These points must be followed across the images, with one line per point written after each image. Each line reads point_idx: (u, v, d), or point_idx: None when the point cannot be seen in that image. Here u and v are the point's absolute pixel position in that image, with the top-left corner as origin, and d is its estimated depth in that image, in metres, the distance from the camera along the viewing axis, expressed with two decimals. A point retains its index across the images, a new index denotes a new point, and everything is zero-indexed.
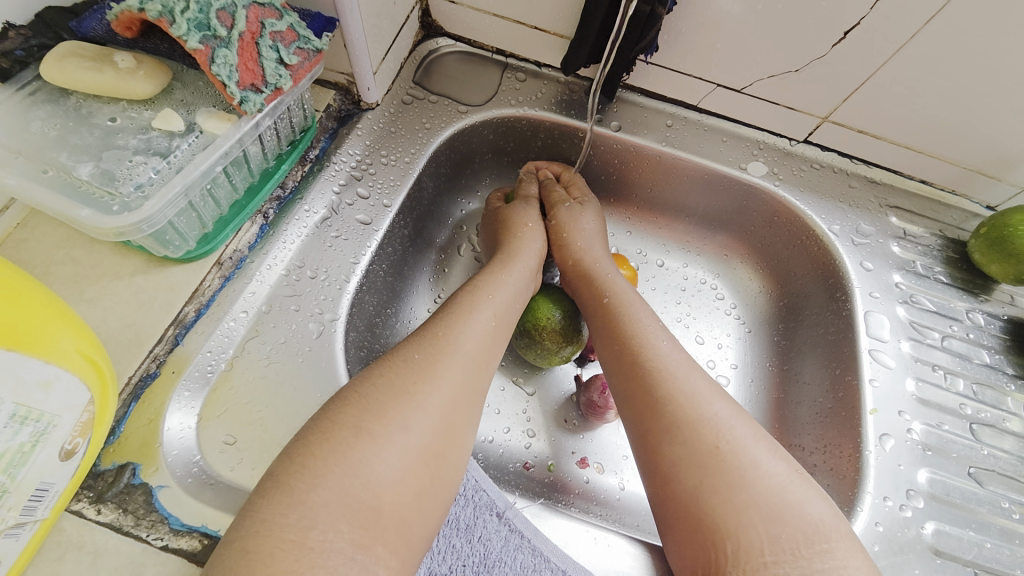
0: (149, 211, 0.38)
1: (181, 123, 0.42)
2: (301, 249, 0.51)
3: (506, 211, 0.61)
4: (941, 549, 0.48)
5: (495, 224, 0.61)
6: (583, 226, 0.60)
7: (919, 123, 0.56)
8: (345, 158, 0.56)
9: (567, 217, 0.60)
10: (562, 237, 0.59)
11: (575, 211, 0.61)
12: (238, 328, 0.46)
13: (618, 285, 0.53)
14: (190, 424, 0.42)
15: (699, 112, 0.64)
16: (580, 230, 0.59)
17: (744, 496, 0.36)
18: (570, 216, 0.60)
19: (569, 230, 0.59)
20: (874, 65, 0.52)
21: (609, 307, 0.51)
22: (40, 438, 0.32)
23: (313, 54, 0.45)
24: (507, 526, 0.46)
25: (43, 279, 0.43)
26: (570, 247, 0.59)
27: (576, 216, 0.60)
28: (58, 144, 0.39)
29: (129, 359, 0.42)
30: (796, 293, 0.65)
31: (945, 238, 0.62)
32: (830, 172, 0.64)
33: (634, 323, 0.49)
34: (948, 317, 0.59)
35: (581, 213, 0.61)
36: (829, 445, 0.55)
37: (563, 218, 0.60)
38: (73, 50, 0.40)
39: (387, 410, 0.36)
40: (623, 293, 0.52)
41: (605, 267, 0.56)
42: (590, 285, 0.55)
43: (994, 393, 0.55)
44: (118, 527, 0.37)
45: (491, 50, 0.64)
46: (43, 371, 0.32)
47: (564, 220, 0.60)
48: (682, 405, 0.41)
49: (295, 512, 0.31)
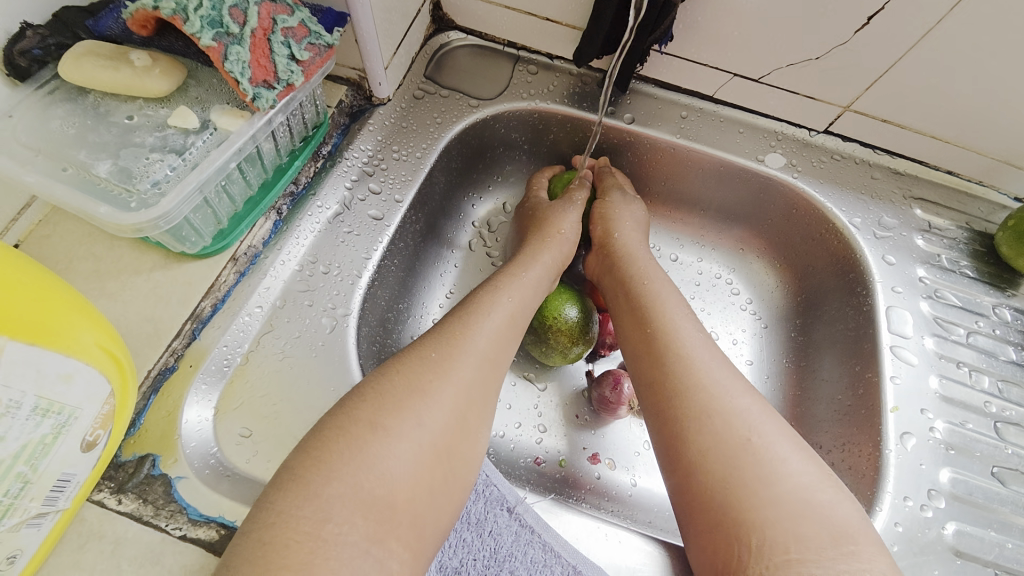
0: (166, 208, 0.38)
1: (196, 120, 0.42)
2: (314, 244, 0.51)
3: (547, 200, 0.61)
4: (962, 550, 0.46)
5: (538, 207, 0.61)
6: (632, 212, 0.60)
7: (945, 112, 0.54)
8: (356, 154, 0.56)
9: (618, 200, 0.60)
10: (609, 216, 0.59)
11: (628, 199, 0.61)
12: (253, 323, 0.46)
13: (646, 272, 0.53)
14: (207, 417, 0.43)
15: (714, 102, 0.63)
16: (629, 210, 0.60)
17: (773, 490, 0.36)
18: (623, 202, 0.60)
19: (616, 213, 0.59)
20: (898, 51, 0.50)
21: (638, 294, 0.51)
22: (61, 430, 0.33)
23: (324, 49, 0.44)
24: (517, 521, 0.46)
25: (65, 275, 0.44)
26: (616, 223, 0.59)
27: (629, 202, 0.61)
28: (77, 142, 0.40)
29: (148, 352, 0.43)
30: (815, 287, 0.64)
31: (971, 231, 0.60)
32: (851, 163, 0.62)
33: (664, 312, 0.48)
34: (973, 312, 0.57)
35: (633, 200, 0.61)
36: (847, 443, 0.54)
37: (615, 201, 0.60)
38: (90, 49, 0.41)
39: (401, 405, 0.36)
40: (656, 283, 0.52)
41: (643, 254, 0.56)
42: (618, 274, 0.55)
43: (1020, 391, 0.53)
44: (138, 517, 0.38)
45: (502, 43, 0.64)
46: (64, 365, 0.33)
47: (616, 203, 0.60)
48: (712, 397, 0.41)
49: (310, 505, 0.31)
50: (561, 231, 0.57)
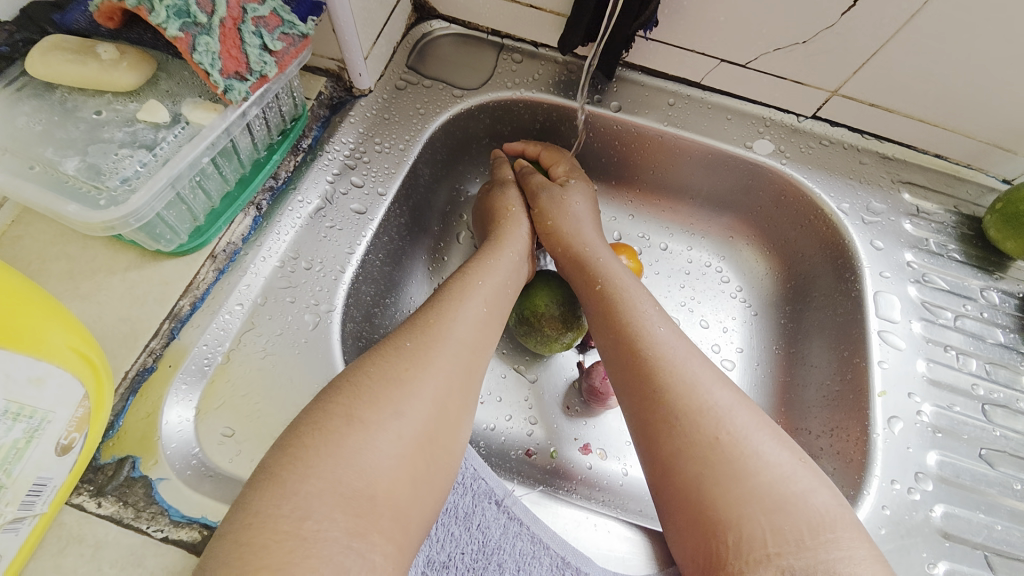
0: (136, 204, 0.37)
1: (166, 114, 0.41)
2: (295, 240, 0.50)
3: (492, 204, 0.59)
4: (950, 532, 0.47)
5: (485, 213, 0.59)
6: (570, 210, 0.57)
7: (933, 95, 0.54)
8: (338, 147, 0.55)
9: (550, 206, 0.57)
10: (547, 225, 0.56)
11: (558, 196, 0.57)
12: (234, 321, 0.46)
13: (611, 271, 0.51)
14: (188, 417, 0.42)
15: (702, 89, 0.62)
16: (566, 214, 0.57)
17: (746, 487, 0.35)
18: (554, 202, 0.57)
19: (556, 216, 0.56)
20: (885, 34, 0.49)
21: (602, 293, 0.50)
22: (34, 435, 0.33)
23: (298, 39, 0.44)
24: (505, 514, 0.46)
25: (39, 276, 0.43)
26: (557, 235, 0.56)
27: (560, 200, 0.57)
28: (44, 139, 0.39)
29: (125, 353, 0.42)
30: (803, 274, 0.64)
31: (959, 214, 0.60)
32: (840, 148, 0.61)
33: (630, 310, 0.47)
34: (961, 296, 0.57)
35: (565, 197, 0.58)
36: (836, 428, 0.54)
37: (545, 205, 0.57)
38: (56, 43, 0.40)
39: (380, 399, 0.36)
40: (618, 278, 0.50)
41: (594, 254, 0.53)
42: (581, 271, 0.53)
43: (1008, 373, 0.53)
44: (119, 520, 0.37)
45: (486, 31, 0.63)
46: (34, 367, 0.32)
47: (548, 205, 0.57)
48: (681, 395, 0.40)
49: (289, 503, 0.31)
50: (511, 206, 0.58)
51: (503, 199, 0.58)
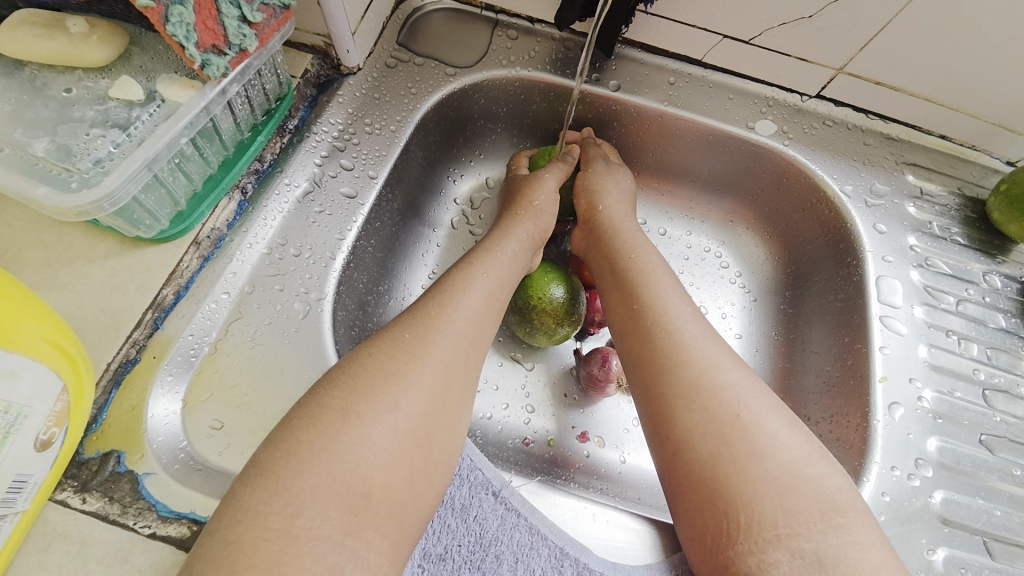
0: (109, 187, 0.35)
1: (141, 91, 0.39)
2: (283, 225, 0.48)
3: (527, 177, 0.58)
4: (949, 518, 0.46)
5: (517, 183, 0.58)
6: (617, 181, 0.58)
7: (941, 73, 0.52)
8: (326, 128, 0.53)
9: (603, 171, 0.58)
10: (590, 183, 0.57)
11: (613, 167, 0.59)
12: (220, 311, 0.44)
13: (638, 244, 0.52)
14: (175, 410, 0.41)
15: (703, 67, 0.60)
16: (617, 184, 0.58)
17: (762, 466, 0.35)
18: (607, 171, 0.59)
19: (602, 181, 0.58)
20: (894, 8, 0.47)
21: (630, 266, 0.49)
22: (11, 430, 0.31)
23: (279, 11, 0.42)
24: (503, 505, 0.45)
25: (13, 265, 0.41)
26: (601, 198, 0.57)
27: (613, 170, 0.59)
28: (11, 119, 0.37)
29: (106, 345, 0.40)
30: (804, 259, 0.62)
31: (963, 196, 0.59)
32: (843, 129, 0.60)
33: (654, 285, 0.47)
34: (963, 280, 0.56)
35: (617, 170, 0.59)
36: (835, 415, 0.53)
37: (597, 168, 0.58)
38: (24, 18, 0.37)
39: (375, 391, 0.35)
40: (650, 255, 0.50)
41: (630, 225, 0.54)
42: (608, 244, 0.53)
43: (1008, 357, 0.53)
44: (104, 516, 0.36)
45: (479, 6, 0.60)
46: (7, 361, 0.31)
47: (600, 171, 0.58)
48: (701, 372, 0.39)
49: (279, 500, 0.30)
50: (536, 203, 0.55)
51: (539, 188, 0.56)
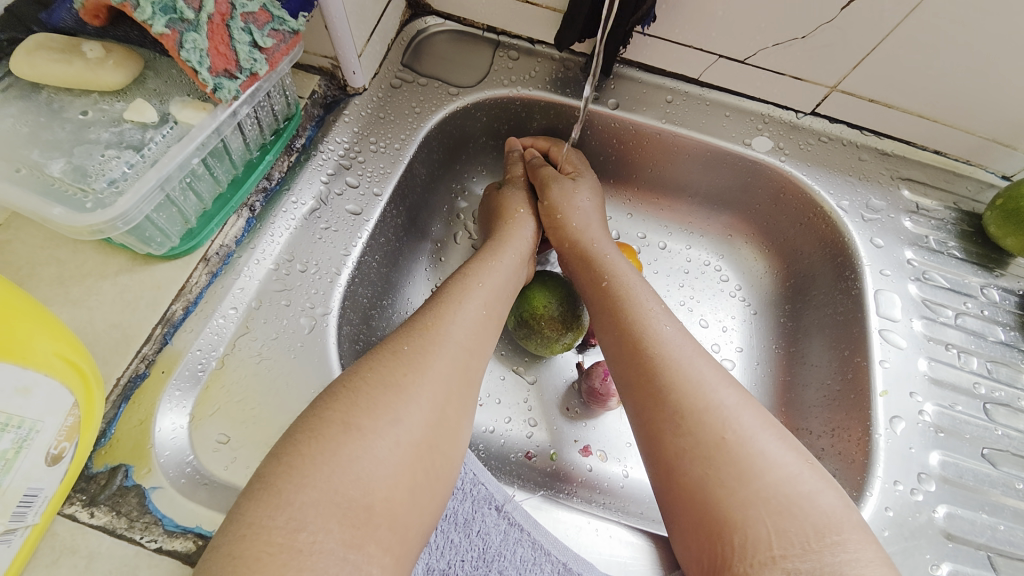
0: (123, 207, 0.36)
1: (154, 114, 0.40)
2: (290, 242, 0.49)
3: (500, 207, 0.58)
4: (953, 533, 0.46)
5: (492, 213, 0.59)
6: (578, 205, 0.57)
7: (933, 90, 0.53)
8: (332, 147, 0.54)
9: (561, 199, 0.57)
10: (555, 217, 0.57)
11: (568, 190, 0.57)
12: (228, 325, 0.45)
13: (615, 266, 0.52)
14: (182, 424, 0.41)
15: (700, 85, 0.61)
16: (575, 209, 0.57)
17: (752, 488, 0.35)
18: (564, 197, 0.57)
19: (563, 210, 0.56)
20: (885, 28, 0.49)
21: (609, 289, 0.50)
22: (23, 444, 0.32)
23: (289, 35, 0.42)
24: (505, 520, 0.45)
25: (28, 281, 0.42)
26: (566, 228, 0.56)
27: (570, 195, 0.57)
28: (30, 141, 0.38)
29: (117, 360, 0.41)
30: (803, 273, 0.63)
31: (959, 211, 0.59)
32: (839, 145, 0.61)
33: (635, 307, 0.47)
34: (961, 293, 0.56)
35: (575, 192, 0.58)
36: (837, 428, 0.54)
37: (555, 198, 0.57)
38: (42, 42, 0.39)
39: (378, 405, 0.35)
40: (623, 274, 0.51)
41: (598, 251, 0.54)
42: (588, 267, 0.53)
43: (1009, 371, 0.53)
44: (112, 530, 0.37)
45: (482, 28, 0.62)
46: (21, 376, 0.31)
47: (558, 200, 0.57)
48: (687, 394, 0.40)
49: (283, 514, 0.30)
50: (519, 210, 0.58)
51: (514, 201, 0.58)
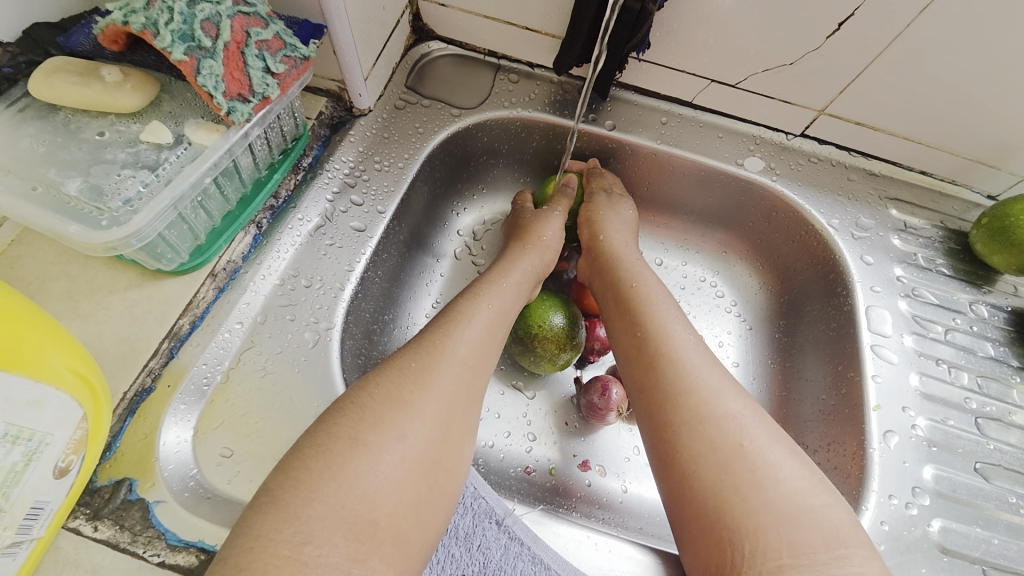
0: (138, 225, 0.37)
1: (169, 135, 0.41)
2: (295, 257, 0.50)
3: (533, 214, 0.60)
4: (948, 547, 0.47)
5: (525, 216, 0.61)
6: (619, 213, 0.60)
7: (916, 114, 0.56)
8: (338, 166, 0.55)
9: (604, 203, 0.60)
10: (593, 216, 0.59)
11: (613, 201, 0.61)
12: (233, 340, 0.45)
13: (642, 273, 0.54)
14: (186, 438, 0.42)
15: (693, 108, 0.63)
16: (616, 214, 0.60)
17: (766, 496, 0.36)
18: (609, 204, 0.60)
19: (603, 214, 0.59)
20: (870, 55, 0.51)
21: (631, 296, 0.51)
22: (32, 457, 0.32)
23: (300, 61, 0.44)
24: (506, 534, 0.46)
25: (37, 296, 0.43)
26: (605, 228, 0.59)
27: (615, 203, 0.61)
28: (47, 160, 0.39)
29: (124, 374, 0.42)
30: (797, 289, 0.64)
31: (946, 229, 0.61)
32: (827, 166, 0.63)
33: (656, 315, 0.48)
34: (950, 310, 0.58)
35: (620, 202, 0.61)
36: (832, 443, 0.54)
37: (601, 202, 0.60)
38: (60, 65, 0.40)
39: (383, 420, 0.36)
40: (647, 282, 0.52)
41: (632, 255, 0.56)
42: (608, 277, 0.55)
43: (998, 386, 0.54)
44: (115, 544, 0.37)
45: (483, 52, 0.64)
46: (33, 390, 0.32)
47: (602, 205, 0.60)
48: (705, 401, 0.40)
49: (290, 528, 0.31)
50: (544, 238, 0.58)
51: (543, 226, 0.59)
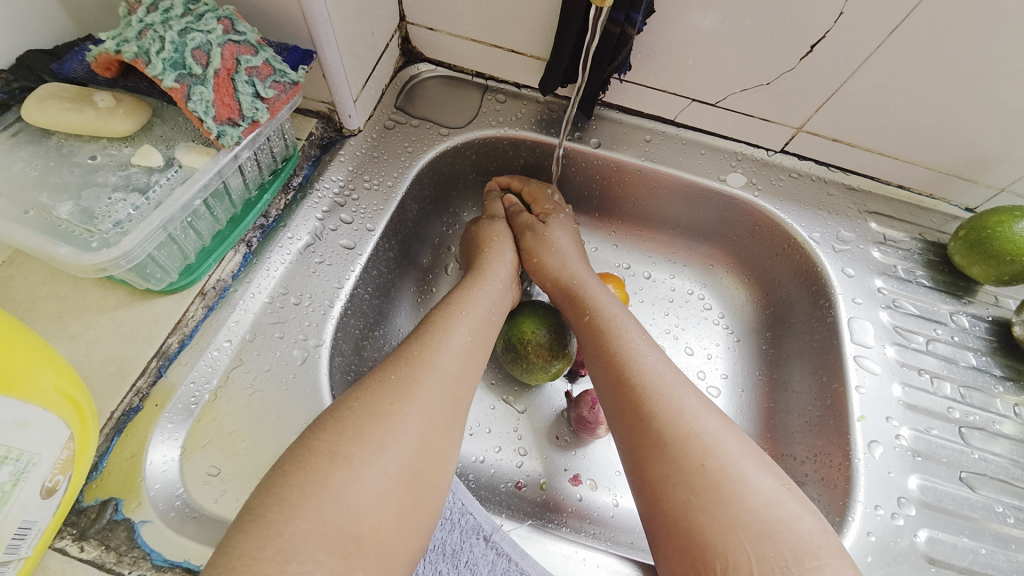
0: (127, 247, 0.38)
1: (160, 158, 0.43)
2: (285, 275, 0.51)
3: (479, 231, 0.61)
4: (935, 557, 0.47)
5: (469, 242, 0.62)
6: (555, 246, 0.60)
7: (892, 130, 0.57)
8: (327, 185, 0.56)
9: (536, 245, 0.60)
10: (534, 262, 0.59)
11: (542, 234, 0.60)
12: (221, 358, 0.46)
13: (599, 300, 0.54)
14: (174, 457, 0.42)
15: (677, 126, 0.65)
16: (551, 248, 0.59)
17: (732, 513, 0.36)
18: (540, 241, 0.60)
19: (540, 253, 0.59)
20: (844, 74, 0.53)
21: (592, 322, 0.52)
22: (21, 477, 0.32)
23: (289, 86, 0.45)
24: (493, 550, 0.46)
25: (27, 316, 0.44)
26: (545, 267, 0.59)
27: (543, 237, 0.60)
28: (40, 184, 0.40)
29: (111, 394, 0.42)
30: (781, 300, 0.66)
31: (925, 241, 0.63)
32: (808, 180, 0.64)
33: (622, 337, 0.49)
34: (931, 320, 0.59)
35: (548, 232, 0.60)
36: (819, 454, 0.55)
37: (531, 246, 0.60)
38: (54, 91, 0.41)
39: (364, 435, 0.36)
40: (604, 307, 0.53)
41: (589, 279, 0.57)
42: (567, 299, 0.56)
43: (982, 396, 0.55)
44: (101, 564, 0.37)
45: (471, 73, 0.66)
46: (21, 411, 0.32)
47: (535, 247, 0.60)
48: (670, 421, 0.41)
49: (272, 546, 0.31)
50: (495, 235, 0.60)
51: (490, 229, 0.61)
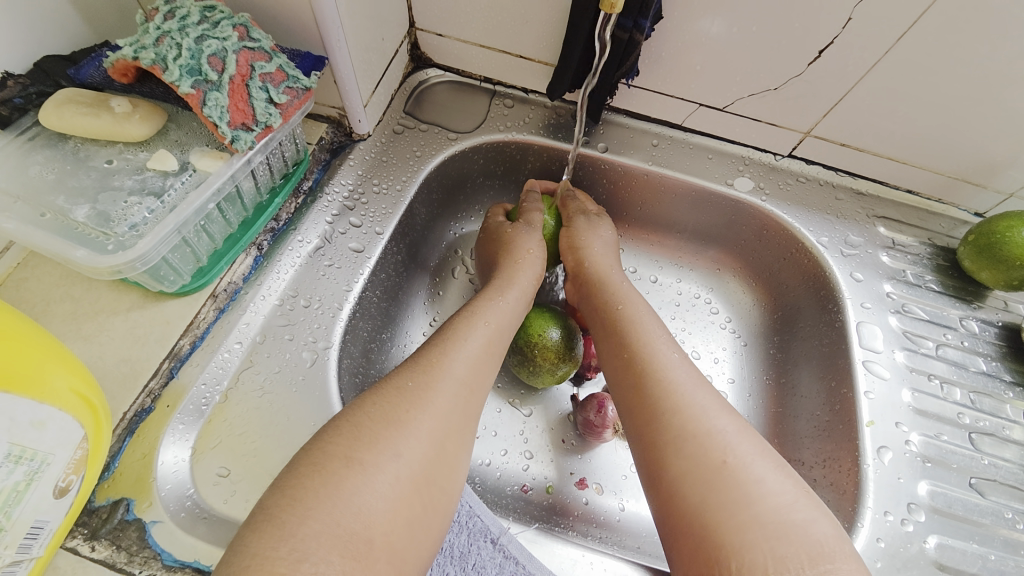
0: (142, 249, 0.39)
1: (175, 162, 0.43)
2: (295, 278, 0.51)
3: (510, 233, 0.60)
4: (945, 564, 0.47)
5: (495, 239, 0.61)
6: (599, 235, 0.61)
7: (900, 135, 0.57)
8: (338, 189, 0.57)
9: (584, 226, 0.61)
10: (579, 242, 0.60)
11: (595, 221, 0.62)
12: (232, 360, 0.46)
13: (628, 294, 0.55)
14: (184, 458, 0.42)
15: (684, 130, 0.65)
16: (597, 236, 0.61)
17: (748, 514, 0.36)
18: (589, 226, 0.62)
19: (585, 238, 0.60)
20: (851, 80, 0.53)
21: (616, 317, 0.53)
22: (34, 477, 0.33)
23: (302, 92, 0.46)
24: (501, 553, 0.46)
25: (41, 317, 0.44)
26: (586, 251, 0.60)
27: (595, 224, 0.62)
28: (56, 187, 0.41)
29: (124, 395, 0.42)
30: (789, 305, 0.66)
31: (934, 246, 0.62)
32: (816, 185, 0.64)
33: (642, 334, 0.49)
34: (941, 325, 0.58)
35: (600, 223, 0.62)
36: (828, 459, 0.55)
37: (579, 225, 0.61)
38: (71, 96, 0.42)
39: (378, 440, 0.36)
40: (629, 303, 0.54)
41: (617, 277, 0.58)
42: (592, 296, 0.57)
43: (992, 401, 0.55)
44: (112, 564, 0.38)
45: (479, 78, 0.66)
46: (37, 411, 0.33)
47: (581, 227, 0.61)
48: (691, 417, 0.41)
49: (285, 546, 0.31)
50: (530, 250, 0.58)
51: (523, 239, 0.59)
